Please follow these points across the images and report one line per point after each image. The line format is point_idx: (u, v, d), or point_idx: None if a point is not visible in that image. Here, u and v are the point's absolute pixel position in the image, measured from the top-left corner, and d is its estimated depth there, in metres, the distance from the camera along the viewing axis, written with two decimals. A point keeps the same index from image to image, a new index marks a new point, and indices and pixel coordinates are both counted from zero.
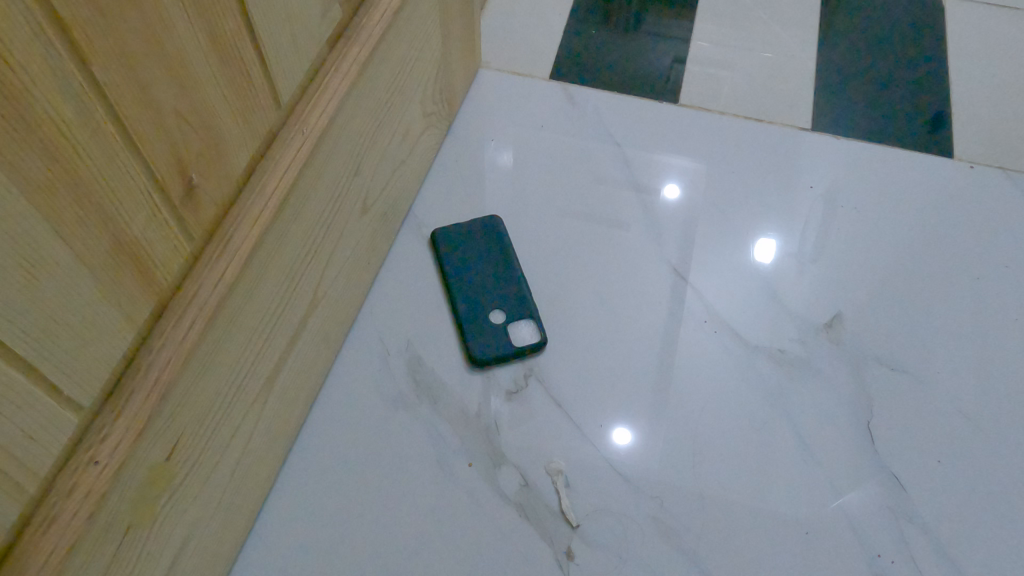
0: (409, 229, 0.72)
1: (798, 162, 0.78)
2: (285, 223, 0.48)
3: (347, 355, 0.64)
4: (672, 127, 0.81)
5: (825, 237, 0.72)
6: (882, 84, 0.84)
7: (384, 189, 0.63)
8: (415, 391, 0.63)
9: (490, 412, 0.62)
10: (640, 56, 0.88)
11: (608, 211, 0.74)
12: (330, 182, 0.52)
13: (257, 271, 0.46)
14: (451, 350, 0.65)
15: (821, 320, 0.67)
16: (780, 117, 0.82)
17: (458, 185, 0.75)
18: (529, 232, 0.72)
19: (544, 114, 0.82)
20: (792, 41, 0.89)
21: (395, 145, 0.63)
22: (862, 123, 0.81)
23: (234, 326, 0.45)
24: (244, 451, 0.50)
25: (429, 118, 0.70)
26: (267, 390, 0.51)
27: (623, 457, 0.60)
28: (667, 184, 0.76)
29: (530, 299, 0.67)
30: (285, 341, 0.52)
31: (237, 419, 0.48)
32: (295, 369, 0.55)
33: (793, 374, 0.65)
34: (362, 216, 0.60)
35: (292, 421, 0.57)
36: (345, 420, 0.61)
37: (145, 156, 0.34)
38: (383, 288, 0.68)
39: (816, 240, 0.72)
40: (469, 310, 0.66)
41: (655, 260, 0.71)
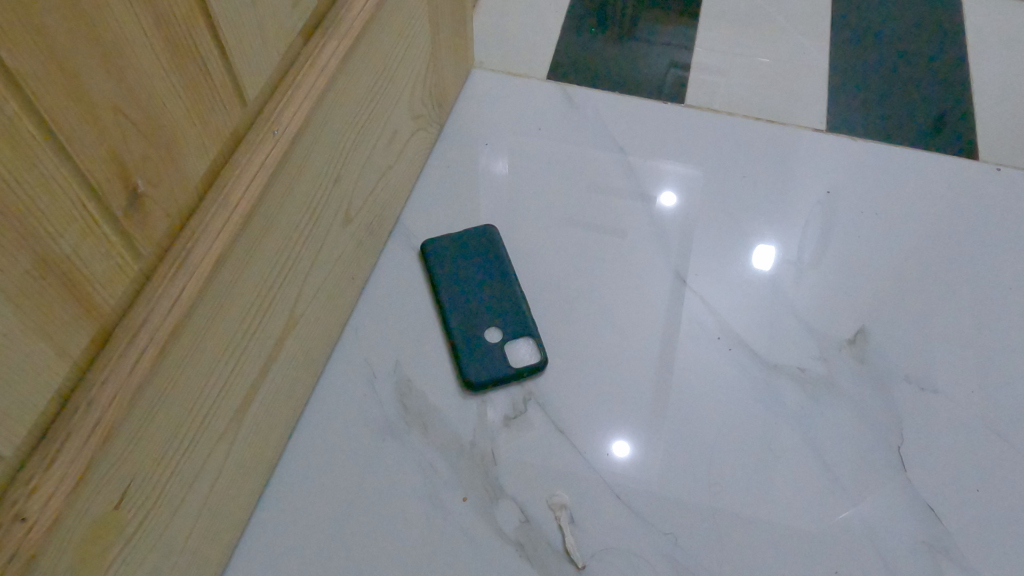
0: (397, 240, 0.67)
1: (814, 164, 0.73)
2: (255, 235, 0.42)
3: (330, 379, 0.59)
4: (677, 129, 0.76)
5: (824, 245, 0.67)
6: (899, 83, 0.79)
7: (368, 198, 0.58)
8: (404, 417, 0.57)
9: (487, 440, 0.57)
10: (643, 56, 0.83)
11: (610, 220, 0.69)
12: (307, 190, 0.47)
13: (223, 290, 0.40)
14: (443, 372, 0.60)
15: (844, 335, 0.62)
16: (793, 118, 0.77)
17: (450, 193, 0.70)
18: (528, 244, 0.67)
19: (542, 117, 0.77)
20: (802, 39, 0.84)
21: (380, 149, 0.58)
22: (880, 124, 0.76)
23: (197, 354, 0.40)
24: (211, 491, 0.45)
25: (418, 121, 0.65)
26: (238, 420, 0.46)
27: (633, 488, 0.55)
28: (664, 193, 0.71)
29: (528, 316, 0.62)
30: (257, 367, 0.47)
31: (202, 457, 0.43)
32: (269, 397, 0.50)
33: (815, 395, 0.59)
34: (344, 226, 0.55)
35: (268, 453, 0.52)
36: (329, 450, 0.56)
37: (74, 159, 0.29)
38: (370, 305, 0.63)
39: (816, 247, 0.67)
40: (463, 329, 0.61)
41: (663, 272, 0.66)
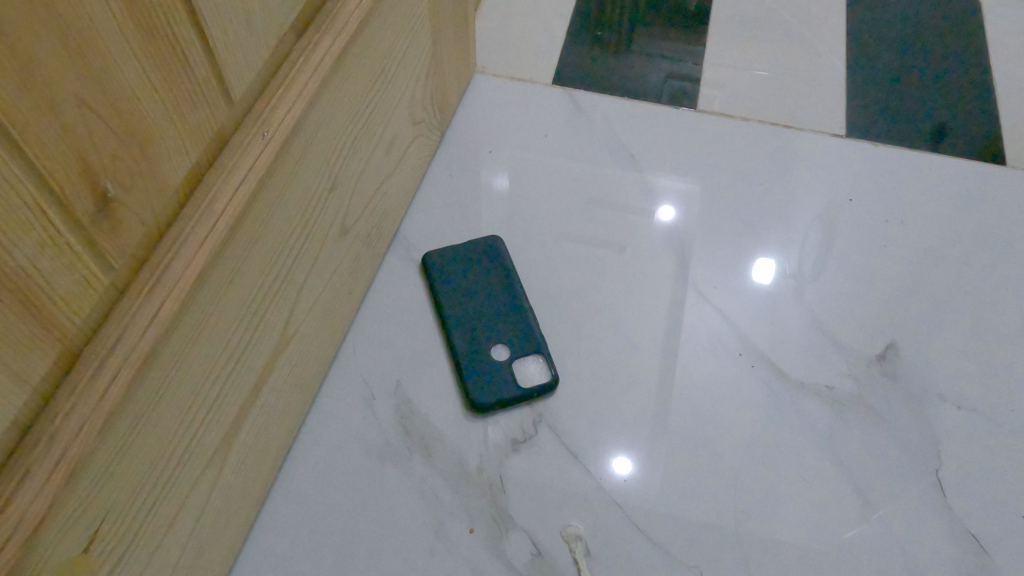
0: (397, 252, 0.63)
1: (835, 169, 0.69)
2: (243, 245, 0.39)
3: (326, 401, 0.55)
4: (688, 135, 0.72)
5: (824, 258, 0.64)
6: (920, 85, 0.76)
7: (366, 207, 0.55)
8: (406, 441, 0.54)
9: (494, 466, 0.53)
10: (651, 60, 0.80)
11: (621, 231, 0.66)
12: (300, 197, 0.44)
13: (207, 306, 0.37)
14: (447, 393, 0.56)
15: (872, 350, 0.58)
16: (810, 121, 0.73)
17: (452, 203, 0.67)
18: (535, 256, 0.64)
19: (548, 123, 0.73)
20: (817, 41, 0.81)
21: (379, 156, 0.54)
22: (902, 127, 0.72)
23: (178, 377, 0.36)
24: (195, 526, 0.41)
25: (418, 127, 0.62)
26: (225, 449, 0.42)
27: (653, 517, 0.51)
28: (662, 208, 0.67)
29: (538, 332, 0.58)
30: (246, 390, 0.43)
31: (184, 490, 0.39)
32: (259, 423, 0.46)
33: (844, 414, 0.55)
34: (340, 238, 0.51)
35: (259, 483, 0.48)
36: (325, 478, 0.52)
37: (31, 157, 0.25)
38: (368, 321, 0.59)
39: (815, 260, 0.63)
40: (468, 346, 0.57)
41: (678, 285, 0.62)
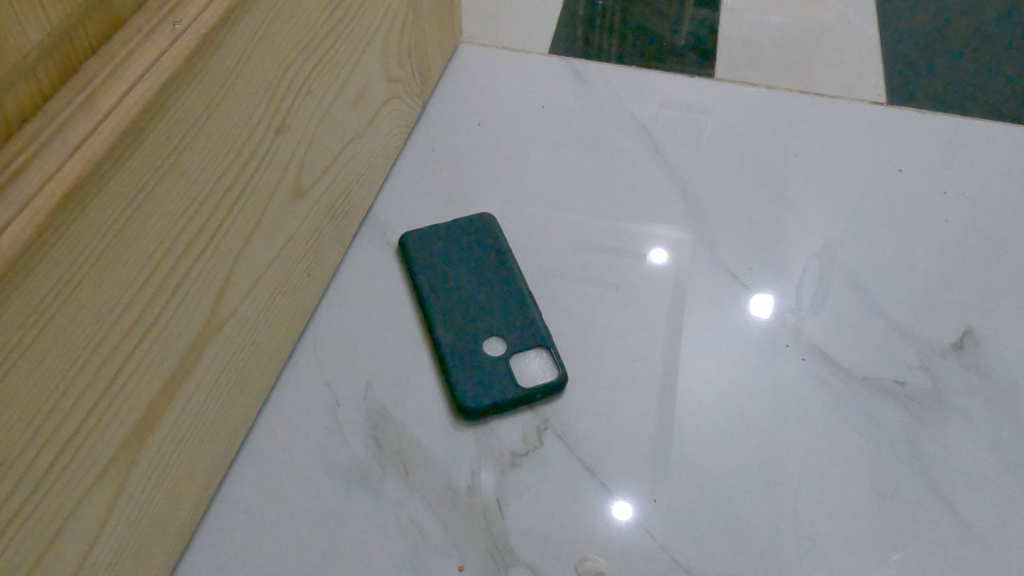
0: (370, 234, 0.53)
1: (877, 140, 0.60)
2: (152, 172, 0.28)
3: (279, 405, 0.44)
4: (705, 107, 0.64)
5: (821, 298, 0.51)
6: (961, 54, 0.68)
7: (328, 168, 0.45)
8: (378, 457, 0.43)
9: (489, 485, 0.42)
10: (658, 30, 0.72)
11: (636, 211, 0.56)
12: (237, 128, 0.34)
13: (92, 248, 0.26)
14: (430, 397, 0.45)
15: (947, 338, 0.48)
16: (842, 89, 0.65)
17: (437, 180, 0.57)
18: (535, 238, 0.54)
19: (546, 94, 0.65)
20: (841, 10, 0.74)
21: (344, 106, 0.45)
22: (946, 94, 0.64)
23: (44, 345, 0.25)
24: (82, 565, 0.30)
25: (395, 85, 0.53)
26: (131, 459, 0.31)
27: (693, 549, 0.40)
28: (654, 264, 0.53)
29: (541, 323, 0.48)
30: (162, 382, 0.32)
31: (60, 514, 0.28)
32: (182, 428, 0.35)
33: (921, 413, 0.45)
34: (295, 200, 0.41)
35: (185, 507, 0.37)
36: (273, 506, 0.41)
37: None
38: (334, 312, 0.49)
39: (813, 299, 0.51)
40: (457, 340, 0.47)
41: (707, 267, 0.52)
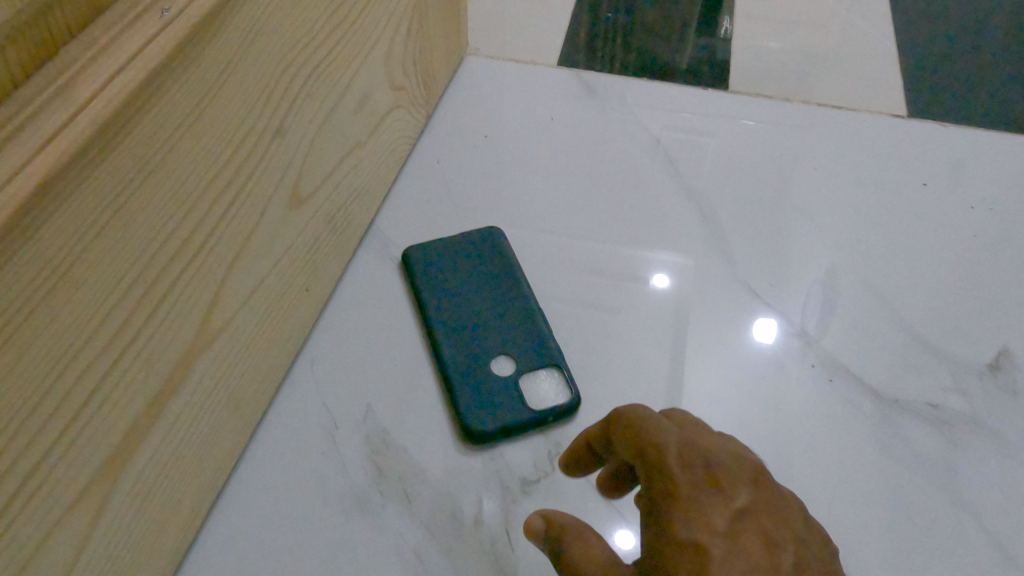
0: (372, 248, 0.51)
1: (897, 154, 0.58)
2: (136, 168, 0.26)
3: (273, 427, 0.42)
4: (718, 121, 0.62)
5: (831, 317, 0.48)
6: (977, 72, 0.67)
7: (328, 177, 0.42)
8: (379, 484, 0.40)
9: (498, 513, 0.39)
10: (667, 46, 0.71)
11: (651, 224, 0.54)
12: (231, 127, 0.31)
13: (68, 250, 0.24)
14: (434, 419, 0.43)
15: (981, 358, 0.46)
16: (857, 104, 0.64)
17: (442, 193, 0.55)
18: (545, 253, 0.52)
19: (554, 106, 0.63)
20: (853, 28, 0.73)
21: (346, 113, 0.43)
22: (965, 109, 0.63)
23: (8, 358, 0.22)
24: None
25: (399, 94, 0.51)
26: (108, 485, 0.28)
27: None
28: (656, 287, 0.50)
29: (551, 342, 0.45)
30: (144, 401, 0.30)
31: (26, 547, 0.25)
32: (168, 450, 0.32)
33: (958, 438, 0.42)
34: (293, 209, 0.39)
35: (169, 536, 0.34)
36: (264, 537, 0.38)
37: None
38: (334, 329, 0.46)
39: (818, 320, 0.48)
40: (462, 358, 0.44)
41: (725, 282, 0.50)
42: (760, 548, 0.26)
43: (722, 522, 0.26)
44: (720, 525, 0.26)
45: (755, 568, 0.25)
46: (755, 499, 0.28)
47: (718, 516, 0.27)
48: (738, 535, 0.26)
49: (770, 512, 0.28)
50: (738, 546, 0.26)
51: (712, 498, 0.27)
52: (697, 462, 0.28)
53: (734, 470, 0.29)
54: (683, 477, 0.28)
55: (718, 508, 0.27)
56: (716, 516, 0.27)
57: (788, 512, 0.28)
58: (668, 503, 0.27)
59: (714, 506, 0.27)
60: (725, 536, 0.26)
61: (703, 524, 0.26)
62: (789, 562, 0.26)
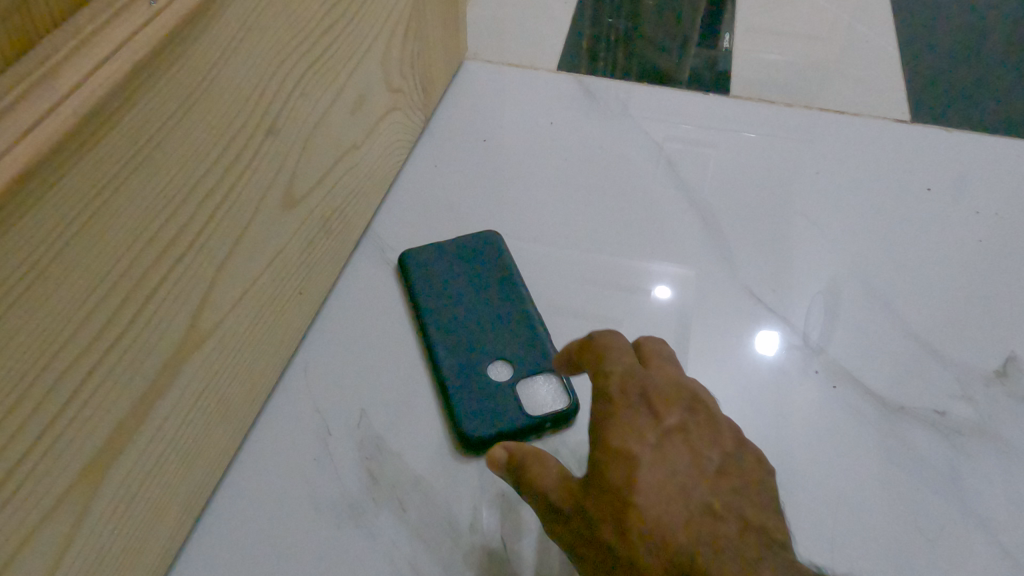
0: (368, 253, 0.50)
1: (901, 160, 0.58)
2: (121, 163, 0.25)
3: (265, 432, 0.41)
4: (719, 126, 0.61)
5: (835, 324, 0.47)
6: (980, 79, 0.66)
7: (323, 179, 0.42)
8: (373, 492, 0.39)
9: (493, 522, 0.38)
10: (666, 53, 0.71)
11: (652, 230, 0.53)
12: (222, 123, 0.31)
13: (47, 246, 0.23)
14: (430, 426, 0.42)
15: (988, 365, 0.45)
16: (859, 109, 0.63)
17: (440, 197, 0.55)
18: (544, 258, 0.51)
19: (554, 111, 0.63)
20: (854, 36, 0.72)
21: (341, 114, 0.42)
22: (969, 115, 0.62)
23: None
24: None
25: (397, 97, 0.50)
26: (90, 491, 0.28)
27: None
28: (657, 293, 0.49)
29: (550, 347, 0.45)
30: (129, 403, 0.29)
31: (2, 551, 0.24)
32: (155, 453, 0.31)
33: (967, 446, 0.41)
34: (286, 210, 0.38)
35: (156, 543, 0.33)
36: (254, 545, 0.37)
37: None
38: (328, 334, 0.46)
39: (822, 326, 0.47)
40: (459, 363, 0.43)
41: (726, 287, 0.49)
42: (687, 449, 0.32)
43: (653, 435, 0.32)
44: (650, 439, 0.32)
45: (680, 468, 0.31)
46: (687, 417, 0.33)
47: (650, 431, 0.32)
48: (666, 440, 0.32)
49: (701, 429, 0.33)
50: (666, 453, 0.31)
51: (642, 417, 0.33)
52: (638, 389, 0.34)
53: (672, 398, 0.34)
54: (621, 403, 0.33)
55: (649, 425, 0.32)
56: (645, 432, 0.32)
57: (722, 428, 0.33)
58: (607, 423, 0.32)
59: (647, 425, 0.32)
60: (655, 446, 0.31)
61: (632, 437, 0.32)
62: (712, 458, 0.32)
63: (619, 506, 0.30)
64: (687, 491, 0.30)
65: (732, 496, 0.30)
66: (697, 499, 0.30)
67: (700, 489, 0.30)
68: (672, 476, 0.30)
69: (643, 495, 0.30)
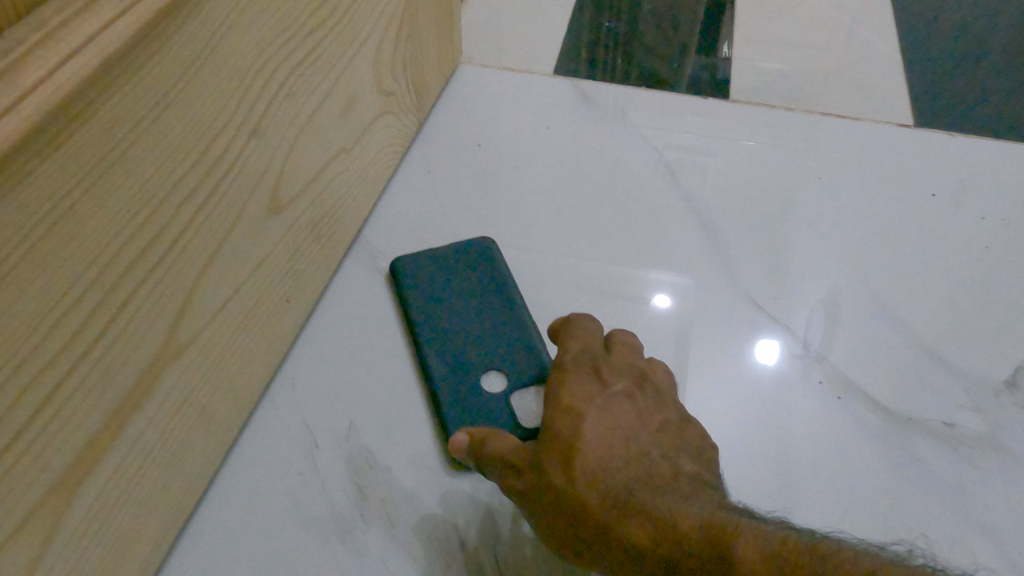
0: (360, 260, 0.49)
1: (904, 165, 0.57)
2: (89, 163, 0.24)
3: (251, 445, 0.39)
4: (719, 131, 0.60)
5: (839, 332, 0.46)
6: (984, 83, 0.65)
7: (312, 183, 0.41)
8: (361, 507, 0.38)
9: (487, 539, 0.37)
10: (664, 58, 0.70)
11: (651, 236, 0.52)
12: (203, 123, 0.30)
13: (6, 252, 0.22)
14: (421, 438, 0.40)
15: (998, 374, 0.44)
16: (860, 113, 0.62)
17: (433, 203, 0.53)
18: (540, 265, 0.50)
19: (550, 115, 0.62)
20: (855, 40, 0.71)
21: (330, 116, 0.41)
22: (972, 119, 0.61)
23: None
24: None
25: (389, 100, 0.49)
26: (57, 511, 0.26)
27: None
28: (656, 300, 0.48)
29: (546, 356, 0.43)
30: (101, 418, 0.27)
31: None
32: (132, 467, 0.30)
33: (978, 459, 0.40)
34: (273, 215, 0.37)
35: (134, 562, 0.32)
36: (236, 563, 0.35)
37: None
38: (317, 343, 0.44)
39: (825, 334, 0.46)
40: (452, 373, 0.42)
41: (727, 294, 0.48)
42: (628, 411, 0.38)
43: (599, 395, 0.38)
44: (598, 401, 0.37)
45: (620, 420, 0.37)
46: (631, 389, 0.39)
47: (597, 393, 0.38)
48: (610, 399, 0.38)
49: (641, 398, 0.39)
50: (608, 410, 0.37)
51: (591, 382, 0.38)
52: (589, 361, 0.40)
53: (618, 370, 0.40)
54: (573, 370, 0.39)
55: (597, 388, 0.38)
56: (592, 392, 0.38)
57: (660, 400, 0.39)
58: (562, 384, 0.38)
59: (595, 388, 0.38)
60: (601, 407, 0.37)
61: (582, 395, 0.37)
62: (649, 420, 0.38)
63: (566, 444, 0.35)
64: (625, 437, 0.36)
65: (661, 447, 0.36)
66: (633, 445, 0.36)
67: (635, 442, 0.36)
68: (613, 425, 0.36)
69: (589, 438, 0.35)
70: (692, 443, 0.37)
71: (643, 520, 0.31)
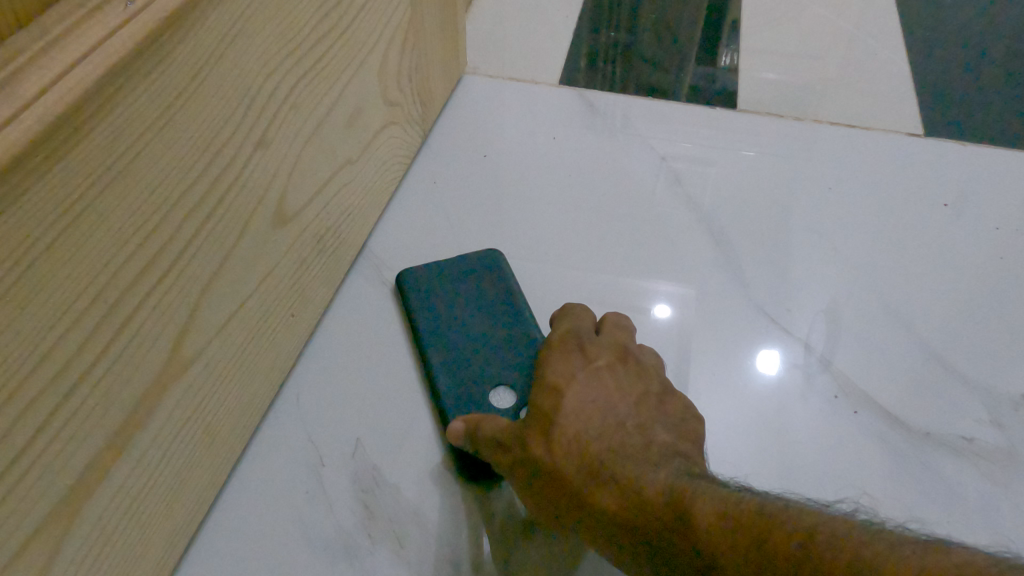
0: (364, 274, 0.48)
1: (914, 176, 0.56)
2: (90, 178, 0.23)
3: (255, 465, 0.38)
4: (726, 141, 0.60)
5: (854, 344, 0.45)
6: (990, 92, 0.65)
7: (316, 195, 0.40)
8: (368, 527, 0.37)
9: (497, 561, 0.36)
10: (668, 69, 0.69)
11: (659, 247, 0.51)
12: (206, 135, 0.29)
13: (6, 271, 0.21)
14: (428, 457, 0.39)
15: (1016, 389, 0.43)
16: (867, 123, 0.62)
17: (438, 215, 0.53)
18: (547, 278, 0.49)
19: (554, 126, 0.61)
20: (860, 50, 0.71)
21: (335, 127, 0.40)
22: (980, 128, 0.60)
23: None
24: None
25: (394, 111, 0.49)
26: (57, 537, 0.25)
27: None
28: (664, 311, 0.47)
29: None
30: (101, 440, 0.26)
31: None
32: (135, 488, 0.29)
33: (999, 475, 0.39)
34: (277, 229, 0.36)
35: None
36: None
37: None
38: (321, 359, 0.43)
39: (839, 346, 0.45)
40: (461, 390, 0.41)
41: (737, 305, 0.47)
42: (611, 385, 0.38)
43: (581, 370, 0.39)
44: (580, 377, 0.38)
45: (602, 395, 0.38)
46: (614, 363, 0.40)
47: (580, 369, 0.39)
48: (591, 375, 0.38)
49: (626, 372, 0.39)
50: (590, 385, 0.38)
51: (575, 359, 0.39)
52: (573, 340, 0.41)
53: (603, 347, 0.40)
54: (557, 348, 0.40)
55: (579, 364, 0.39)
56: (575, 368, 0.39)
57: (642, 372, 0.40)
58: (545, 363, 0.39)
59: (577, 364, 0.39)
60: (584, 382, 0.38)
61: (564, 372, 0.38)
62: (630, 392, 0.38)
63: (546, 416, 0.36)
64: (606, 411, 0.37)
65: (640, 418, 0.37)
66: (613, 417, 0.36)
67: (614, 414, 0.37)
68: (594, 400, 0.37)
69: (567, 413, 0.36)
70: (676, 415, 0.38)
71: (609, 486, 0.32)
